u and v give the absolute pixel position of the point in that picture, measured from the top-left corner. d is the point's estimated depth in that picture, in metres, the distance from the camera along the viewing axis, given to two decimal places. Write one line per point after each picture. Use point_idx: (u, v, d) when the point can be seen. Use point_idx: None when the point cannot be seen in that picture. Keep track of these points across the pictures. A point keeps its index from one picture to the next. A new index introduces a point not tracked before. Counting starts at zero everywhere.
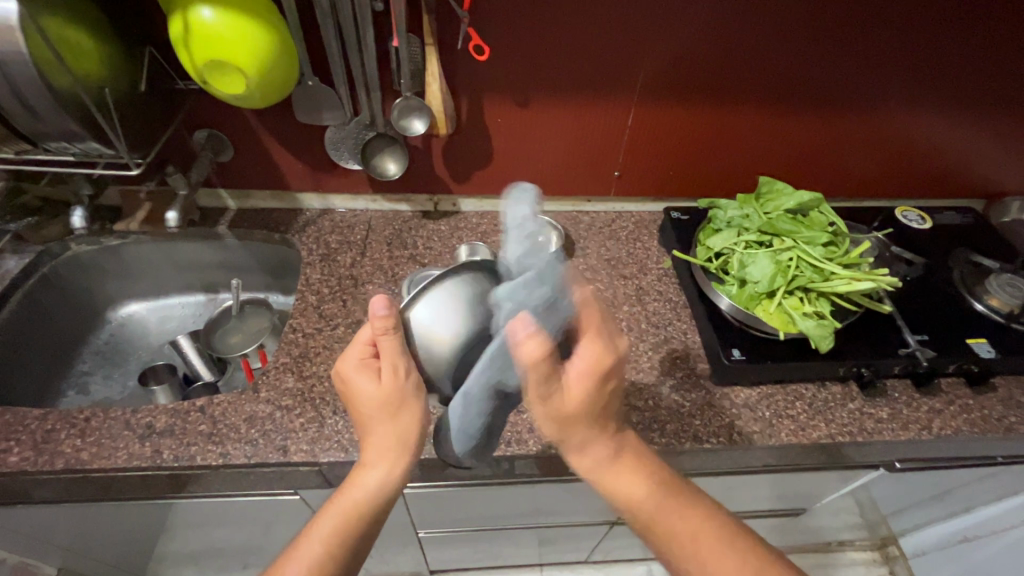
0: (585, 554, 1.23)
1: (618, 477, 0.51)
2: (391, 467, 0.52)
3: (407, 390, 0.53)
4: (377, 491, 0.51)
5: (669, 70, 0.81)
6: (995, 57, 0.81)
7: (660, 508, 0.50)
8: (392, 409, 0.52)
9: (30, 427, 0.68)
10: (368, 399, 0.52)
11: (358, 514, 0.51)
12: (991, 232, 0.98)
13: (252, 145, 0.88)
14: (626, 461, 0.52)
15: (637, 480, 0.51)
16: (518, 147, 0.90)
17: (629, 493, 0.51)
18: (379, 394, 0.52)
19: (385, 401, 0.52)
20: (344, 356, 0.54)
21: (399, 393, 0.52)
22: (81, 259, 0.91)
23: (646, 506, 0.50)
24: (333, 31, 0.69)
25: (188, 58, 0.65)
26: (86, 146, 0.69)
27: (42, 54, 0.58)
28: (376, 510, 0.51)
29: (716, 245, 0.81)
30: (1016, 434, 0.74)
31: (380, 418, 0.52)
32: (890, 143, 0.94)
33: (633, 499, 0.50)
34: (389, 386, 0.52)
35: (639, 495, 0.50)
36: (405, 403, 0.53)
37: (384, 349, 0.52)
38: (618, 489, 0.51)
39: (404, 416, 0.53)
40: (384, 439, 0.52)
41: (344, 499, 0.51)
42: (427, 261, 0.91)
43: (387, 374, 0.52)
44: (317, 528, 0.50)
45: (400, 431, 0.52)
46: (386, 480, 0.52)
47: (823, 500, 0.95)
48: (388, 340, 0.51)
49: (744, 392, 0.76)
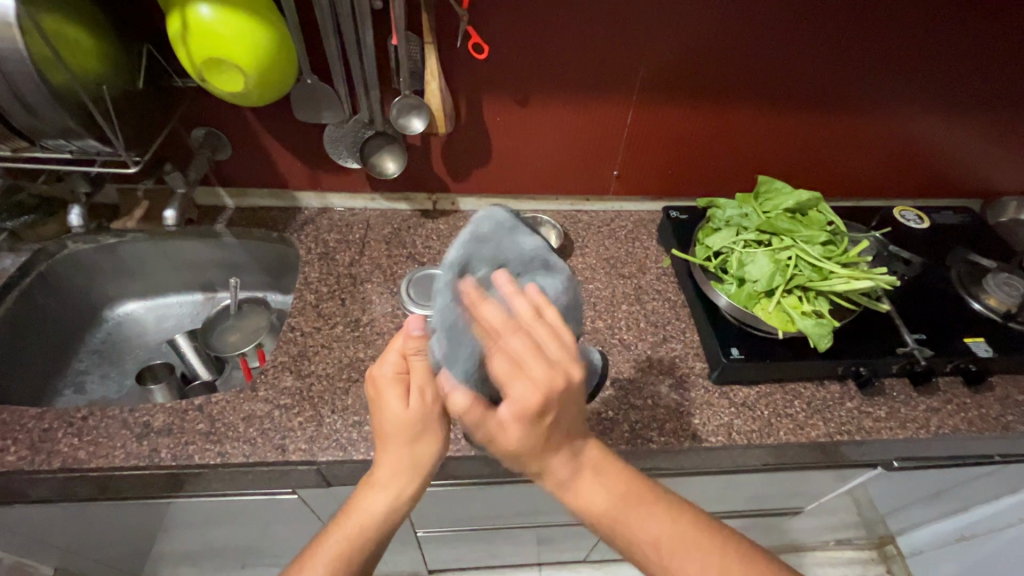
0: (584, 553, 1.23)
1: (578, 486, 0.47)
2: (398, 496, 0.51)
3: (433, 415, 0.53)
4: (385, 516, 0.51)
5: (669, 68, 0.81)
6: (992, 58, 0.81)
7: (625, 516, 0.47)
8: (413, 433, 0.52)
9: (27, 426, 0.68)
10: (392, 417, 0.52)
11: (364, 537, 0.51)
12: (989, 232, 0.98)
13: (250, 143, 0.88)
14: (589, 471, 0.48)
15: (600, 486, 0.47)
16: (516, 146, 0.90)
17: (589, 500, 0.47)
18: (404, 415, 0.52)
19: (409, 424, 0.52)
20: (376, 366, 0.54)
21: (421, 419, 0.52)
22: (77, 258, 0.90)
23: (608, 514, 0.47)
24: (332, 30, 0.69)
25: (186, 56, 0.65)
26: (84, 144, 0.69)
27: (39, 51, 0.58)
28: (381, 535, 0.51)
29: (714, 244, 0.81)
30: (1014, 433, 0.75)
31: (400, 442, 0.52)
32: (888, 142, 0.94)
33: (595, 507, 0.47)
34: (416, 407, 0.52)
35: (600, 503, 0.47)
36: (428, 430, 0.53)
37: (417, 368, 0.53)
38: (579, 496, 0.47)
39: (423, 444, 0.53)
40: (400, 465, 0.52)
41: (350, 522, 0.51)
42: (426, 260, 0.90)
43: (414, 395, 0.52)
44: (320, 554, 0.50)
45: (416, 458, 0.52)
46: (393, 508, 0.51)
47: (822, 499, 0.95)
48: (423, 360, 0.53)
49: (742, 390, 0.76)
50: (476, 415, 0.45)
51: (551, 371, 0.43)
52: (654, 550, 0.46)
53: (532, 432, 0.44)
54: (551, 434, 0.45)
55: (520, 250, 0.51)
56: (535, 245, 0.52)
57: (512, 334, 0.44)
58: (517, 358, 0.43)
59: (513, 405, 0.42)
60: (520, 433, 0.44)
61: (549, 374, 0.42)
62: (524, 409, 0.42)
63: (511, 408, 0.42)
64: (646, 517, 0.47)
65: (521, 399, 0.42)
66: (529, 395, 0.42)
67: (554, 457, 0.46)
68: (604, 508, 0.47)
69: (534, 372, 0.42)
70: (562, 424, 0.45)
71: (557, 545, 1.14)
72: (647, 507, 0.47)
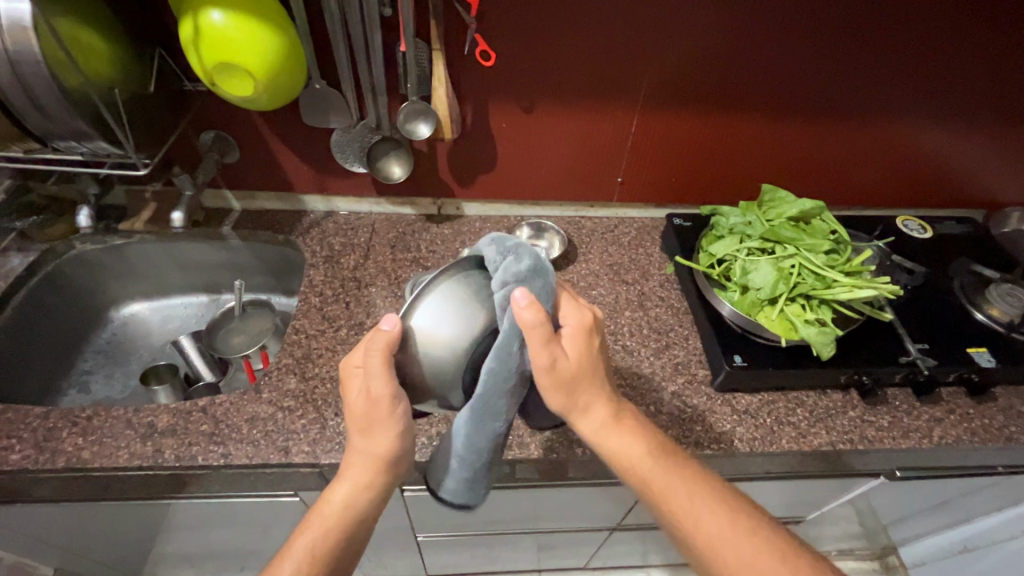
0: (585, 560, 1.23)
1: (619, 433, 0.54)
2: (357, 487, 0.53)
3: (380, 414, 0.51)
4: (348, 506, 0.53)
5: (675, 78, 0.82)
6: (994, 68, 0.82)
7: (658, 468, 0.52)
8: (365, 427, 0.52)
9: (33, 425, 0.68)
10: (348, 411, 0.53)
11: (329, 529, 0.52)
12: (991, 242, 0.99)
13: (258, 147, 0.89)
14: (627, 422, 0.55)
15: (638, 437, 0.54)
16: (520, 152, 0.91)
17: (628, 447, 0.53)
18: (354, 411, 0.52)
19: (361, 419, 0.52)
20: (347, 358, 0.54)
21: (373, 415, 0.51)
22: (84, 258, 0.91)
23: (645, 465, 0.52)
24: (342, 36, 0.69)
25: (198, 60, 0.66)
26: (95, 146, 0.69)
27: (52, 53, 0.58)
28: (349, 525, 0.53)
29: (717, 252, 0.81)
30: (1017, 443, 0.74)
31: (356, 435, 0.53)
32: (890, 151, 0.94)
33: (632, 454, 0.53)
34: (363, 405, 0.51)
35: (638, 453, 0.53)
36: (377, 424, 0.51)
37: (372, 367, 0.49)
38: (618, 442, 0.53)
39: (375, 438, 0.52)
40: (358, 457, 0.53)
41: (317, 512, 0.53)
42: (430, 264, 0.91)
43: (363, 393, 0.51)
44: (291, 547, 0.52)
45: (371, 451, 0.53)
46: (353, 497, 0.53)
47: (824, 508, 0.95)
48: (375, 360, 0.48)
49: (744, 398, 0.76)
50: (544, 335, 0.48)
51: (588, 304, 0.56)
52: (685, 501, 0.51)
53: (588, 349, 0.52)
54: (597, 364, 0.54)
55: None
56: None
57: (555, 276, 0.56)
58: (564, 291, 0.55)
59: (573, 325, 0.52)
60: (576, 351, 0.51)
61: (588, 305, 0.55)
62: (581, 326, 0.52)
63: (572, 325, 0.52)
64: (677, 472, 0.53)
65: (578, 315, 0.53)
66: (583, 314, 0.53)
67: (595, 402, 0.53)
68: (641, 460, 0.53)
69: (579, 302, 0.55)
70: (598, 362, 0.54)
71: (557, 551, 1.14)
72: (682, 467, 0.54)
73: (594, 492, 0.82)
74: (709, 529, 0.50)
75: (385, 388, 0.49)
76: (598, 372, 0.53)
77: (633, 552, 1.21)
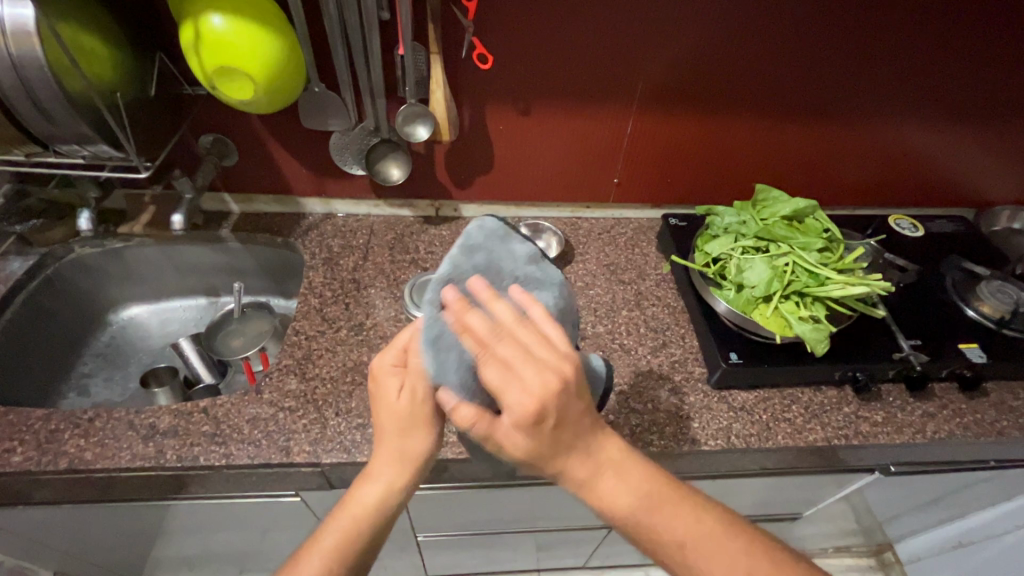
0: (583, 559, 1.23)
1: (599, 484, 0.47)
2: (391, 488, 0.53)
3: (422, 413, 0.53)
4: (379, 505, 0.52)
5: (669, 81, 0.83)
6: (982, 69, 0.84)
7: (647, 519, 0.47)
8: (404, 427, 0.53)
9: (34, 426, 0.69)
10: (384, 410, 0.53)
11: (359, 529, 0.52)
12: (981, 240, 1.00)
13: (258, 151, 0.89)
14: (609, 468, 0.47)
15: (624, 488, 0.47)
16: (517, 154, 0.92)
17: (612, 499, 0.47)
18: (395, 409, 0.53)
19: (401, 417, 0.53)
20: (379, 357, 0.54)
21: (415, 414, 0.53)
22: (85, 261, 0.92)
23: (631, 517, 0.47)
24: (341, 40, 0.70)
25: (198, 65, 0.67)
26: (97, 149, 0.70)
27: (57, 60, 0.59)
28: (378, 524, 0.53)
29: (713, 250, 0.82)
30: (1009, 437, 0.76)
31: (391, 433, 0.53)
32: (882, 152, 0.96)
33: (618, 507, 0.47)
34: (405, 403, 0.53)
35: (625, 502, 0.47)
36: (418, 425, 0.53)
37: (417, 366, 0.52)
38: (599, 495, 0.47)
39: (415, 439, 0.54)
40: (393, 454, 0.53)
41: (345, 514, 0.52)
42: (429, 265, 0.92)
43: (404, 393, 0.53)
44: (318, 545, 0.51)
45: (408, 451, 0.53)
46: (386, 497, 0.52)
47: (820, 505, 0.96)
48: (421, 359, 0.53)
49: (741, 395, 0.77)
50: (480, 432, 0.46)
51: (543, 376, 0.43)
52: (677, 551, 0.46)
53: (536, 437, 0.44)
54: (558, 438, 0.45)
55: (514, 255, 0.54)
56: (528, 251, 0.54)
57: (498, 342, 0.44)
58: (508, 365, 0.44)
59: (511, 416, 0.43)
60: (523, 440, 0.44)
61: (542, 377, 0.43)
62: (526, 414, 0.42)
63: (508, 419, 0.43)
64: (670, 520, 0.47)
65: (516, 405, 0.42)
66: (525, 401, 0.42)
67: (567, 459, 0.46)
68: (628, 509, 0.47)
69: (526, 380, 0.43)
70: (568, 424, 0.45)
71: (556, 551, 1.14)
72: (674, 506, 0.47)
73: None
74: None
75: (430, 387, 0.53)
76: (559, 445, 0.45)
77: (631, 551, 1.22)
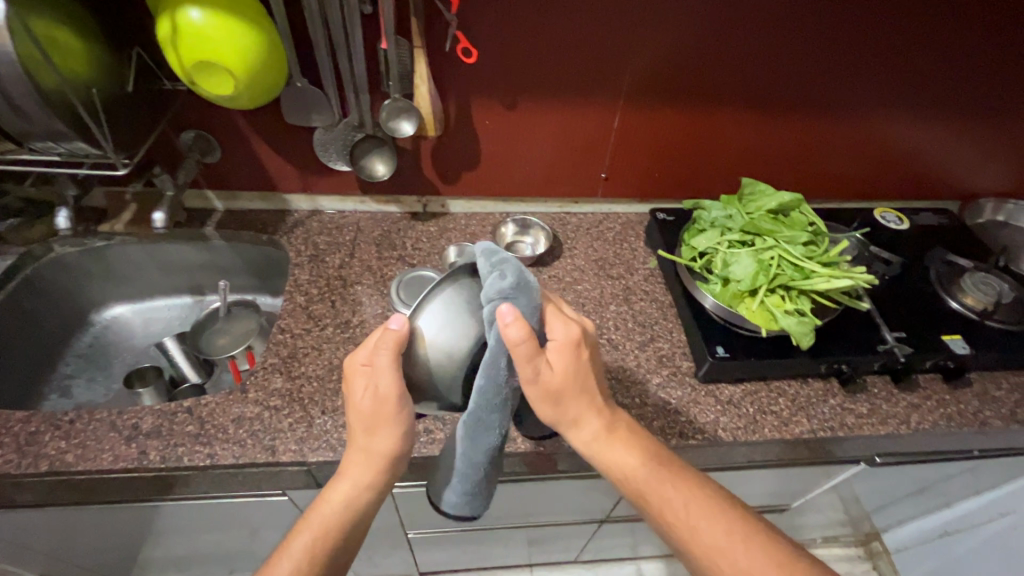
0: (575, 554, 1.24)
1: (612, 445, 0.54)
2: (359, 486, 0.53)
3: (386, 413, 0.52)
4: (348, 504, 0.53)
5: (655, 73, 0.83)
6: (966, 61, 0.84)
7: (655, 478, 0.53)
8: (370, 426, 0.52)
9: (14, 429, 0.68)
10: (353, 409, 0.53)
11: (328, 529, 0.52)
12: (966, 233, 1.01)
13: (240, 147, 0.88)
14: (620, 433, 0.55)
15: (632, 450, 0.54)
16: (504, 149, 0.92)
17: (621, 460, 0.53)
18: (362, 409, 0.52)
19: (366, 418, 0.52)
20: (352, 355, 0.54)
21: (378, 414, 0.52)
22: (65, 261, 0.90)
23: (640, 477, 0.53)
24: (322, 33, 0.69)
25: (175, 58, 0.65)
26: (73, 146, 0.69)
27: (29, 55, 0.58)
28: (347, 523, 0.52)
29: (700, 245, 0.82)
30: (991, 427, 0.77)
31: (360, 433, 0.53)
32: (868, 144, 0.96)
33: (627, 467, 0.53)
34: (370, 403, 0.52)
35: (632, 464, 0.53)
36: (383, 425, 0.52)
37: (380, 366, 0.50)
38: (612, 455, 0.53)
39: (380, 438, 0.53)
40: (361, 456, 0.53)
41: (316, 513, 0.52)
42: (417, 262, 0.91)
43: (368, 393, 0.51)
44: (291, 545, 0.52)
45: (374, 450, 0.53)
46: (354, 495, 0.53)
47: (808, 496, 0.97)
48: (384, 358, 0.50)
49: (728, 389, 0.77)
50: (527, 352, 0.47)
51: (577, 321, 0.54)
52: (681, 511, 0.51)
53: (572, 368, 0.51)
54: (583, 378, 0.52)
55: None
56: None
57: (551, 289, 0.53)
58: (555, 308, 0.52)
59: (559, 339, 0.51)
60: (561, 369, 0.50)
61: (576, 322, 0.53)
62: (572, 341, 0.51)
63: (557, 339, 0.50)
64: (674, 483, 0.53)
65: (567, 332, 0.51)
66: (571, 332, 0.51)
67: (587, 416, 0.53)
68: (635, 468, 0.53)
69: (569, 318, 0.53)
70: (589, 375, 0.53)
71: (548, 545, 1.15)
72: (677, 473, 0.53)
73: (582, 485, 0.83)
74: (707, 539, 0.50)
75: (392, 386, 0.50)
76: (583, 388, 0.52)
77: (623, 544, 1.22)
